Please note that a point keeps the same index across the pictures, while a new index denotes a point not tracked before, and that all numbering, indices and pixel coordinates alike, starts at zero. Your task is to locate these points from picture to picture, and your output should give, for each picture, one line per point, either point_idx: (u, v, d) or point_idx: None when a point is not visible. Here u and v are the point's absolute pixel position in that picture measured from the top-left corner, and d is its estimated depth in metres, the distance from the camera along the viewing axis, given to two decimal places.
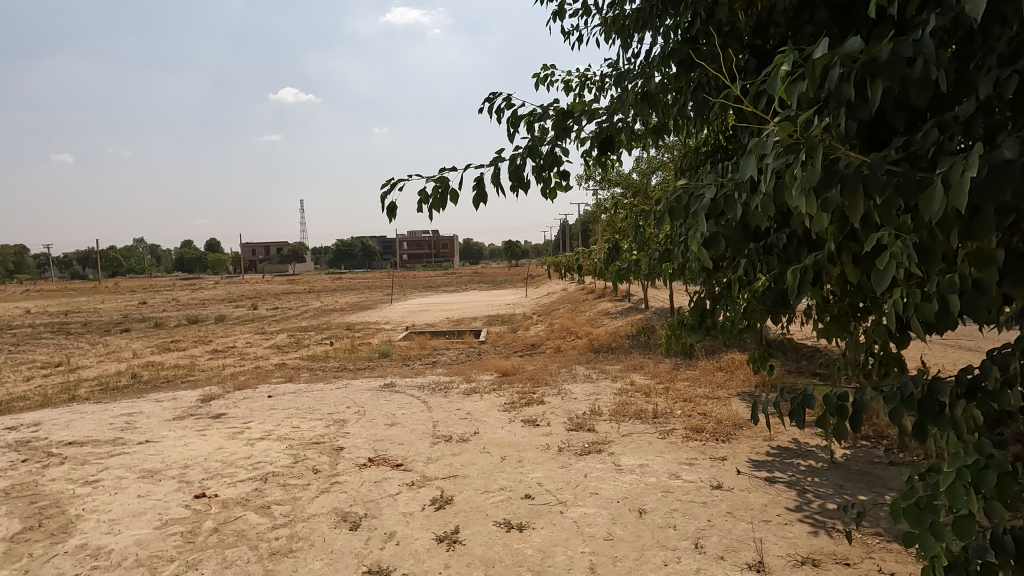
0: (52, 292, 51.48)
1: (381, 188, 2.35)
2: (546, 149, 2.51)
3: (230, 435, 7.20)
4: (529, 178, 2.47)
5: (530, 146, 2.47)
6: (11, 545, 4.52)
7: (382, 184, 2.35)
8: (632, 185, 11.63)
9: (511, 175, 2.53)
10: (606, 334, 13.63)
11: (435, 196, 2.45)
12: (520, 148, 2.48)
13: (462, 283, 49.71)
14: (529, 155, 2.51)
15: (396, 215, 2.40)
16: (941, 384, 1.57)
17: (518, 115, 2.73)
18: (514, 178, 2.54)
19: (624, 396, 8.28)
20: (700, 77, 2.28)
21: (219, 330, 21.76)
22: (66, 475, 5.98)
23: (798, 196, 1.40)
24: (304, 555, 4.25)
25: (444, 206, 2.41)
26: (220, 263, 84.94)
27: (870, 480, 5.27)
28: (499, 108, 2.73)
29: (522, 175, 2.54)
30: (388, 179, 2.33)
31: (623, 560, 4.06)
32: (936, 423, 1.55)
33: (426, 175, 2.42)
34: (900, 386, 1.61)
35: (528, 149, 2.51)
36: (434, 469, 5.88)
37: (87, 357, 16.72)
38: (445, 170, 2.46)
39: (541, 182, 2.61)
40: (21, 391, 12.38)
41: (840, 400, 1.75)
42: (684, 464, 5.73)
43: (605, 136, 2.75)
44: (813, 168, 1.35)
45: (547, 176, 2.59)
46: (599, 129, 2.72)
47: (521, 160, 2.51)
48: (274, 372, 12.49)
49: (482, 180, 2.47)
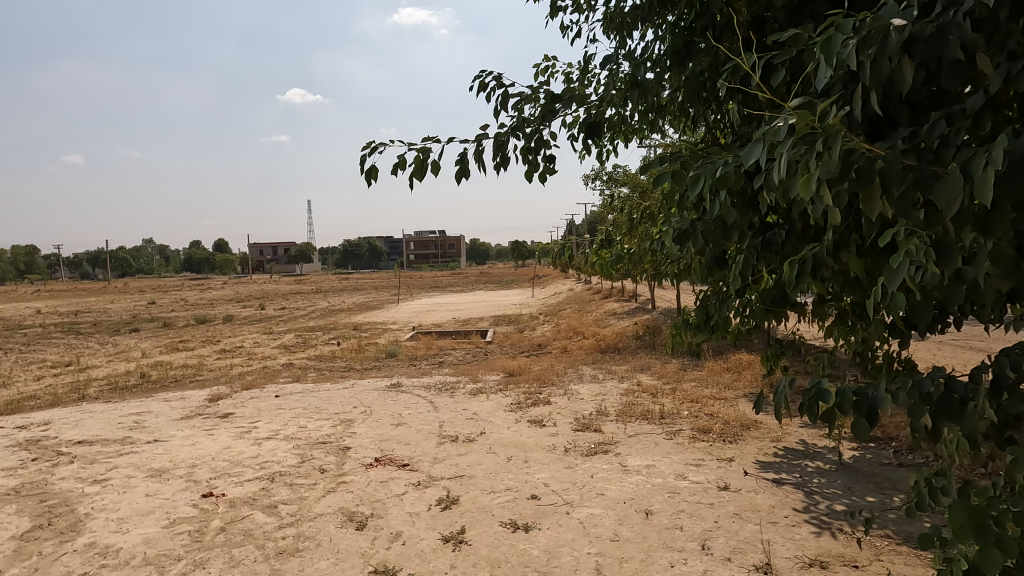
0: (64, 291, 51.94)
1: (362, 149, 2.39)
2: (532, 130, 2.52)
3: (237, 435, 7.23)
4: (511, 157, 2.49)
5: (516, 125, 2.49)
6: (20, 544, 4.54)
7: (363, 144, 2.39)
8: (638, 184, 11.59)
9: (495, 153, 2.55)
10: (612, 334, 13.62)
11: (416, 165, 2.47)
12: (504, 127, 2.50)
13: (468, 283, 49.78)
14: (513, 135, 2.53)
15: (376, 177, 2.44)
16: (956, 381, 1.59)
17: (509, 95, 2.72)
18: (498, 156, 2.56)
19: (631, 397, 8.26)
20: (694, 69, 2.28)
21: (226, 330, 21.90)
22: (75, 474, 6.01)
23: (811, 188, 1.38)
24: (311, 555, 4.26)
25: (424, 175, 2.45)
26: (228, 264, 85.64)
27: (879, 482, 5.23)
28: (489, 86, 2.73)
29: (506, 153, 2.56)
30: (370, 140, 2.37)
31: (630, 562, 4.05)
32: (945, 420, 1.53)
33: (409, 143, 2.44)
34: (917, 381, 1.61)
35: (514, 129, 2.53)
36: (440, 469, 5.89)
37: (96, 357, 16.86)
38: (429, 141, 2.48)
39: (527, 164, 2.62)
40: (31, 390, 12.48)
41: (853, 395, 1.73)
42: (690, 465, 5.70)
43: (595, 124, 2.71)
44: (829, 160, 1.33)
45: (533, 157, 2.61)
46: (588, 116, 2.70)
47: (505, 139, 2.53)
48: (281, 372, 12.55)
49: (465, 155, 2.49)
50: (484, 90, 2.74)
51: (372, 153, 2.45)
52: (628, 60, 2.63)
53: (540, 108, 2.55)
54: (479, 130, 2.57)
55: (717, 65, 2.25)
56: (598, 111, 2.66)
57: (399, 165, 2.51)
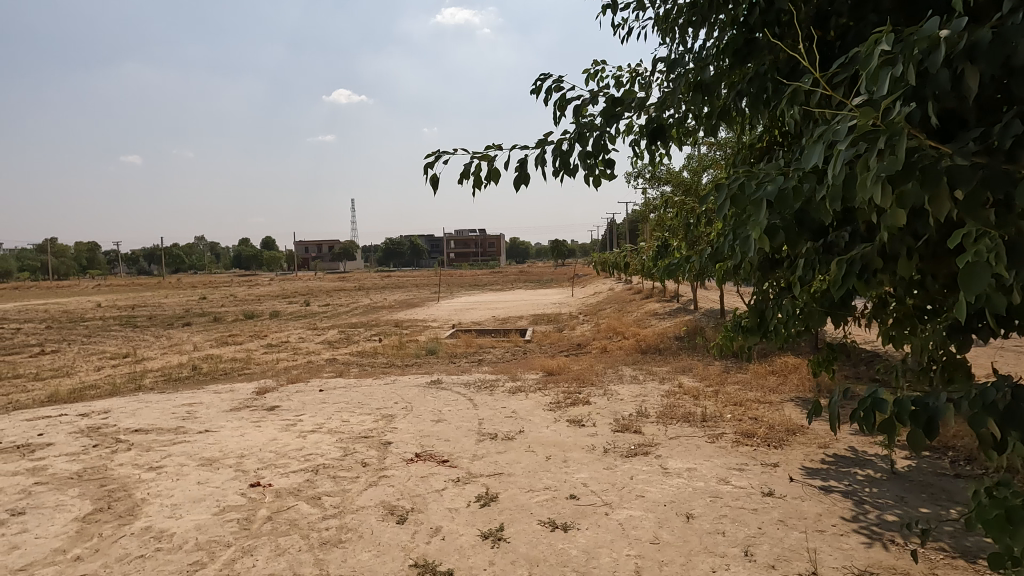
0: (122, 287, 54.24)
1: (427, 162, 2.42)
2: (593, 136, 2.52)
3: (283, 427, 7.43)
4: (574, 165, 2.49)
5: (581, 131, 2.49)
6: (83, 525, 4.79)
7: (428, 158, 2.42)
8: (682, 183, 11.40)
9: (557, 161, 2.55)
10: (653, 335, 13.45)
11: (478, 174, 2.50)
12: (566, 134, 2.50)
13: (507, 282, 49.87)
14: (575, 142, 2.53)
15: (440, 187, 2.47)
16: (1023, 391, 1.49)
17: (567, 100, 2.73)
18: (558, 162, 2.56)
19: (672, 399, 8.14)
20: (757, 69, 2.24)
21: (273, 325, 22.54)
22: (133, 460, 6.29)
23: (869, 188, 1.33)
24: (353, 546, 4.35)
25: (487, 183, 2.48)
26: (275, 261, 88.48)
27: (934, 493, 5.01)
28: (548, 91, 2.74)
29: (567, 161, 2.57)
30: (435, 153, 2.40)
31: (669, 565, 4.00)
32: (1017, 429, 1.46)
33: (471, 152, 2.48)
34: (978, 390, 1.55)
35: (576, 136, 2.53)
36: (479, 466, 5.93)
37: (151, 349, 17.58)
38: (491, 150, 2.50)
39: (587, 169, 2.61)
40: (92, 380, 13.13)
41: (912, 402, 1.66)
42: (733, 470, 5.59)
43: (657, 128, 2.67)
44: (887, 160, 1.29)
45: (593, 162, 2.60)
46: (649, 120, 2.65)
47: (567, 146, 2.53)
48: (324, 367, 12.83)
49: (527, 162, 2.50)
50: (542, 96, 2.75)
51: (435, 162, 2.50)
52: (685, 60, 2.59)
53: (600, 113, 2.54)
54: (540, 139, 2.58)
55: (781, 61, 2.21)
56: (659, 114, 2.62)
57: (462, 175, 2.53)
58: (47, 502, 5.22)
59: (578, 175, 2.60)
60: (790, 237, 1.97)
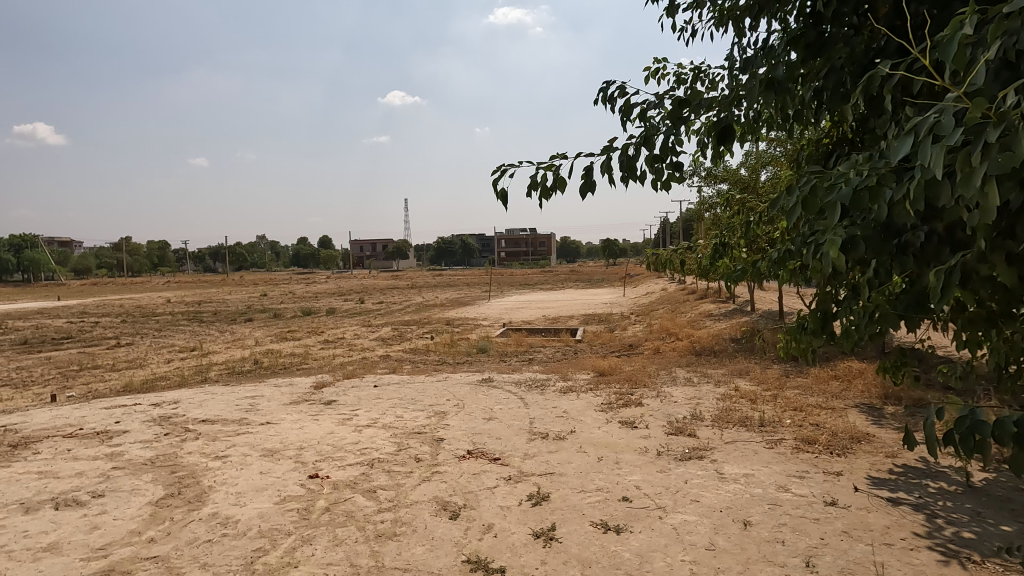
0: (191, 284, 56.99)
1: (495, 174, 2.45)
2: (661, 139, 2.49)
3: (339, 422, 7.64)
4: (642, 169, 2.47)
5: (647, 136, 2.49)
6: (156, 509, 5.06)
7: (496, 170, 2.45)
8: (740, 180, 11.10)
9: (624, 166, 2.54)
10: (708, 337, 13.15)
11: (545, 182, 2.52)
12: (633, 139, 2.49)
13: (557, 281, 49.70)
14: (642, 146, 2.51)
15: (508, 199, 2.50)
16: None
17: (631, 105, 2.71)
18: (625, 167, 2.55)
19: (728, 402, 7.94)
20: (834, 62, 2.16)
21: (329, 322, 23.21)
22: (200, 449, 6.61)
23: (977, 187, 1.25)
24: (407, 540, 4.44)
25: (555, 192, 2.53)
26: (331, 260, 91.11)
27: (1015, 510, 4.70)
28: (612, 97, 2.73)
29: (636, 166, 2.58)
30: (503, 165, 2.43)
31: (726, 573, 3.90)
32: None
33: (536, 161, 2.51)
34: None
35: (643, 139, 2.51)
36: (531, 465, 5.94)
37: (217, 343, 18.40)
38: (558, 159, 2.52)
39: (654, 174, 2.59)
40: (163, 371, 13.85)
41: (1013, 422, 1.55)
42: (793, 477, 5.41)
43: (725, 128, 2.58)
44: (999, 156, 1.21)
45: (660, 167, 2.57)
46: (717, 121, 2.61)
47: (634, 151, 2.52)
48: (379, 364, 13.12)
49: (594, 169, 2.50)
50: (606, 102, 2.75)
51: (502, 177, 2.58)
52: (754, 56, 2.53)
53: (667, 116, 2.52)
54: (606, 144, 2.57)
55: (858, 54, 2.13)
56: (728, 113, 2.57)
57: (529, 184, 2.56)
58: (124, 486, 5.54)
59: (647, 179, 2.60)
60: (869, 241, 1.88)
